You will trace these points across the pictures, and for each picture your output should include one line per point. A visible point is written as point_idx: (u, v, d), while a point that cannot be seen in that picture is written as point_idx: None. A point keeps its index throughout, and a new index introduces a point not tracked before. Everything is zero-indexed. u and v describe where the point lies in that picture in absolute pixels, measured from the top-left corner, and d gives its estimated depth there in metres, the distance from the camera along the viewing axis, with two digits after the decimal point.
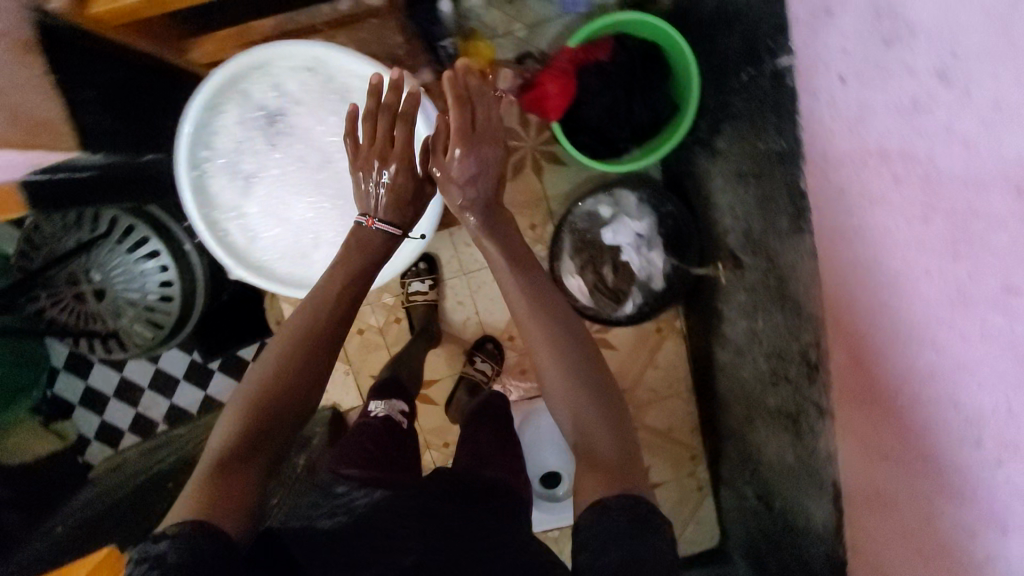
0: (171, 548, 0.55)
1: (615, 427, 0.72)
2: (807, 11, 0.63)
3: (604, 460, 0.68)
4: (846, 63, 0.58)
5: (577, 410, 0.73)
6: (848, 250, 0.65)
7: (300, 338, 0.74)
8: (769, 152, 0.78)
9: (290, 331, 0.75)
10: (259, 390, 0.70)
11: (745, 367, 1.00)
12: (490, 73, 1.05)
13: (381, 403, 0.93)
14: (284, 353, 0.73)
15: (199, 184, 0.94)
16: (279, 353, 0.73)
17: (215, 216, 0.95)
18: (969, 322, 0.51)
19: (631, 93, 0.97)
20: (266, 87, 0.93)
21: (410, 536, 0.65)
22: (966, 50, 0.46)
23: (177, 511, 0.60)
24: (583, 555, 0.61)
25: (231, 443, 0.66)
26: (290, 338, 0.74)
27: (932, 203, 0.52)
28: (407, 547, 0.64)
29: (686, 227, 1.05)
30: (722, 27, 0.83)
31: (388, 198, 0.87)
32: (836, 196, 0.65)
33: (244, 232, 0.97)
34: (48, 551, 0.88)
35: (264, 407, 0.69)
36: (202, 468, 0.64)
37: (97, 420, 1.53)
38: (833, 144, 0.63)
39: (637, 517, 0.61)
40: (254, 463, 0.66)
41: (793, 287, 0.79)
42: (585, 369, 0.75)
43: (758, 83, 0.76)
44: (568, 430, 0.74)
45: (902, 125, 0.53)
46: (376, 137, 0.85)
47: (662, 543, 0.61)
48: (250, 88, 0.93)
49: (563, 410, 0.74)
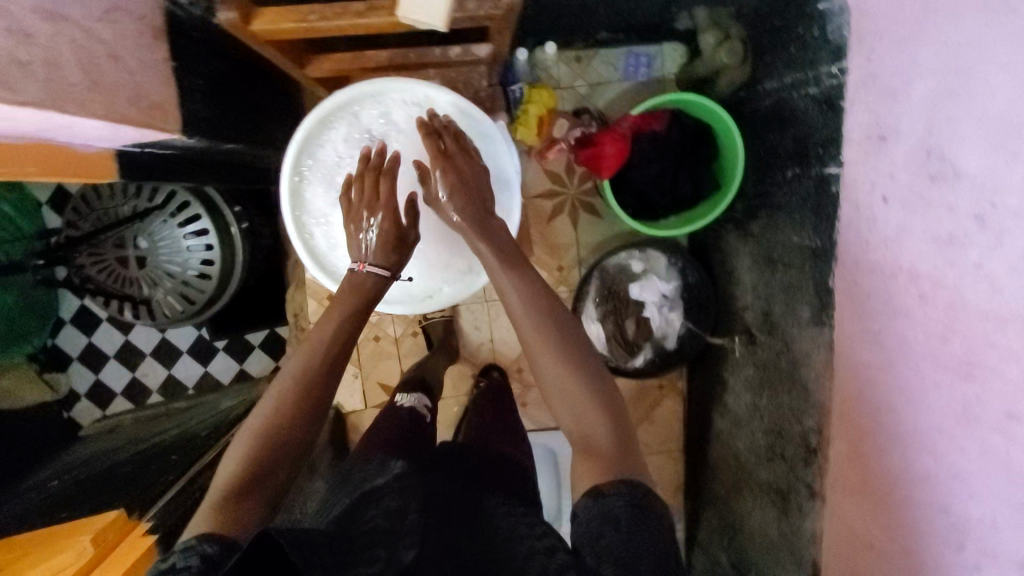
0: (185, 558, 0.55)
1: (615, 418, 0.71)
2: (862, 134, 0.70)
3: (603, 451, 0.68)
4: (891, 187, 0.65)
5: (573, 398, 0.71)
6: (865, 351, 0.71)
7: (320, 362, 0.72)
8: (802, 246, 0.84)
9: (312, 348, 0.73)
10: (281, 414, 0.67)
11: (741, 438, 1.04)
12: (548, 122, 1.13)
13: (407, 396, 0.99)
14: (302, 376, 0.70)
15: (295, 196, 0.87)
16: (294, 375, 0.70)
17: (303, 224, 0.88)
18: (969, 439, 0.58)
19: (679, 165, 1.04)
20: (378, 110, 0.85)
21: (411, 531, 0.64)
22: (1003, 201, 0.53)
23: (197, 522, 0.60)
24: (585, 541, 0.62)
25: (245, 464, 0.64)
26: (310, 361, 0.71)
27: (953, 325, 0.58)
28: (407, 540, 0.63)
29: (706, 297, 1.11)
30: (776, 125, 0.91)
31: (378, 242, 0.81)
32: (861, 299, 0.71)
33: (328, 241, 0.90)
34: (49, 501, 0.89)
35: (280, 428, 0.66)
36: (223, 480, 0.64)
37: (91, 378, 1.52)
38: (866, 253, 0.70)
39: (634, 504, 0.63)
40: (274, 475, 0.65)
41: (804, 373, 0.85)
42: (584, 361, 0.73)
43: (802, 183, 0.83)
44: (564, 418, 0.73)
45: (935, 253, 0.60)
46: (365, 190, 0.83)
47: (660, 527, 0.63)
48: (361, 109, 0.86)
49: (561, 402, 0.72)
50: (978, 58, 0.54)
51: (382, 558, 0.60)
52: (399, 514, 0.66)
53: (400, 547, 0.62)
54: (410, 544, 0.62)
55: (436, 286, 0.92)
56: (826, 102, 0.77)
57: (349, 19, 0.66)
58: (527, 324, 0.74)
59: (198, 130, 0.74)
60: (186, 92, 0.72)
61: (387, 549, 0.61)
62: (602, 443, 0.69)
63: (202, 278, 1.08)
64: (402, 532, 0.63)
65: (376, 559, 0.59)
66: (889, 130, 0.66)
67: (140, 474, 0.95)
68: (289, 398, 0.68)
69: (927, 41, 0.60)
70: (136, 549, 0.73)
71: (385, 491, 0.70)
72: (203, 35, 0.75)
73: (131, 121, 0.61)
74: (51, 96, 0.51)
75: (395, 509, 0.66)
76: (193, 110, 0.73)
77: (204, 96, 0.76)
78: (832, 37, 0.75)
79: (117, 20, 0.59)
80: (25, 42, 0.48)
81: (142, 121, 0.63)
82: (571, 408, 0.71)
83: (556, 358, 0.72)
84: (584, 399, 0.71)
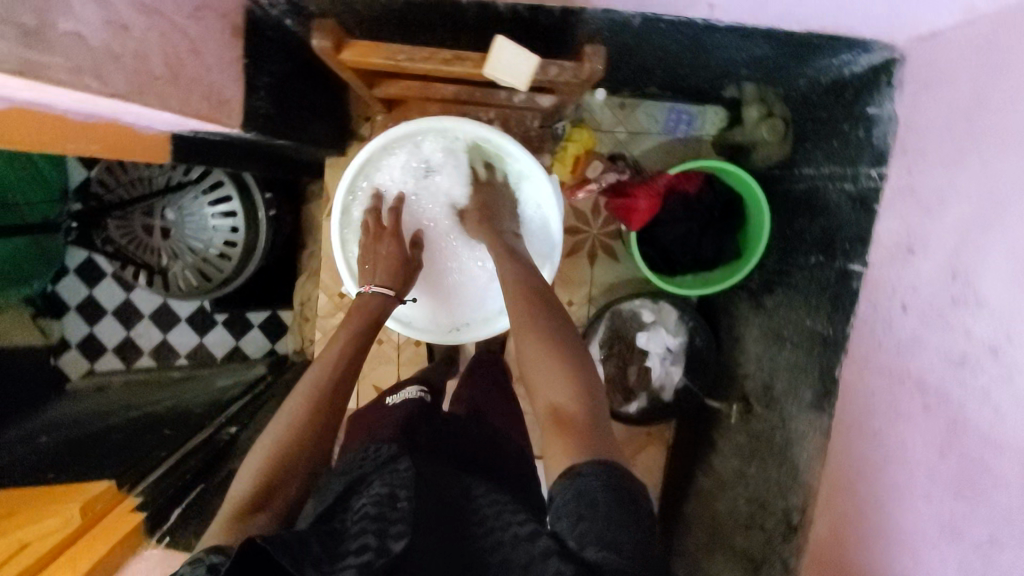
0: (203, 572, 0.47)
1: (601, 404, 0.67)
2: (891, 243, 0.74)
3: (578, 421, 0.65)
4: (912, 297, 0.68)
5: (559, 377, 0.68)
6: (862, 446, 0.74)
7: (329, 379, 0.72)
8: (814, 331, 0.88)
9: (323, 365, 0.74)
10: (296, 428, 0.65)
11: (721, 500, 1.07)
12: (583, 163, 1.14)
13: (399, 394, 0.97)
14: (314, 391, 0.70)
15: (347, 213, 0.90)
16: (306, 393, 0.70)
17: (348, 241, 0.90)
18: (951, 553, 0.58)
19: (705, 228, 1.08)
20: (439, 144, 0.87)
21: (404, 520, 0.53)
22: (1015, 335, 0.54)
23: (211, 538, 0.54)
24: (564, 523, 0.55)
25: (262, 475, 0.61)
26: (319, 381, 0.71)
27: (953, 441, 0.60)
28: (397, 529, 0.52)
29: (711, 360, 1.14)
30: (806, 210, 0.95)
31: (384, 265, 0.85)
32: (866, 397, 0.75)
33: None
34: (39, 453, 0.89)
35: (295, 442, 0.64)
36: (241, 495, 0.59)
37: (85, 331, 1.46)
38: (878, 354, 0.73)
39: (616, 485, 0.57)
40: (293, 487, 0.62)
41: (796, 452, 0.87)
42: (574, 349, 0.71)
43: (824, 272, 0.87)
44: (550, 395, 0.69)
45: (947, 369, 0.62)
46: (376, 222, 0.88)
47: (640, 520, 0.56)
48: (423, 140, 0.88)
49: (547, 379, 0.69)
50: (1010, 193, 0.55)
51: (371, 548, 0.49)
52: (390, 501, 0.56)
53: (389, 536, 0.51)
54: (399, 533, 0.51)
55: (461, 317, 0.95)
56: (861, 202, 0.80)
57: (435, 64, 0.73)
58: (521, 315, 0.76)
59: (255, 126, 0.76)
60: (251, 90, 0.74)
61: (375, 537, 0.50)
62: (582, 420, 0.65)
63: (222, 257, 1.09)
64: (392, 519, 0.53)
65: (364, 548, 0.49)
66: (918, 243, 0.69)
67: (133, 443, 0.94)
68: (302, 411, 0.67)
69: (968, 164, 0.62)
70: (122, 528, 0.76)
71: (377, 483, 0.61)
72: (275, 33, 0.77)
73: (199, 116, 0.62)
74: (137, 89, 0.52)
75: (385, 495, 0.57)
76: (254, 107, 0.75)
77: (267, 94, 0.78)
78: (877, 142, 0.78)
79: (205, 17, 0.61)
80: (122, 35, 0.49)
81: (209, 116, 0.64)
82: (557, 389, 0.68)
83: (543, 346, 0.72)
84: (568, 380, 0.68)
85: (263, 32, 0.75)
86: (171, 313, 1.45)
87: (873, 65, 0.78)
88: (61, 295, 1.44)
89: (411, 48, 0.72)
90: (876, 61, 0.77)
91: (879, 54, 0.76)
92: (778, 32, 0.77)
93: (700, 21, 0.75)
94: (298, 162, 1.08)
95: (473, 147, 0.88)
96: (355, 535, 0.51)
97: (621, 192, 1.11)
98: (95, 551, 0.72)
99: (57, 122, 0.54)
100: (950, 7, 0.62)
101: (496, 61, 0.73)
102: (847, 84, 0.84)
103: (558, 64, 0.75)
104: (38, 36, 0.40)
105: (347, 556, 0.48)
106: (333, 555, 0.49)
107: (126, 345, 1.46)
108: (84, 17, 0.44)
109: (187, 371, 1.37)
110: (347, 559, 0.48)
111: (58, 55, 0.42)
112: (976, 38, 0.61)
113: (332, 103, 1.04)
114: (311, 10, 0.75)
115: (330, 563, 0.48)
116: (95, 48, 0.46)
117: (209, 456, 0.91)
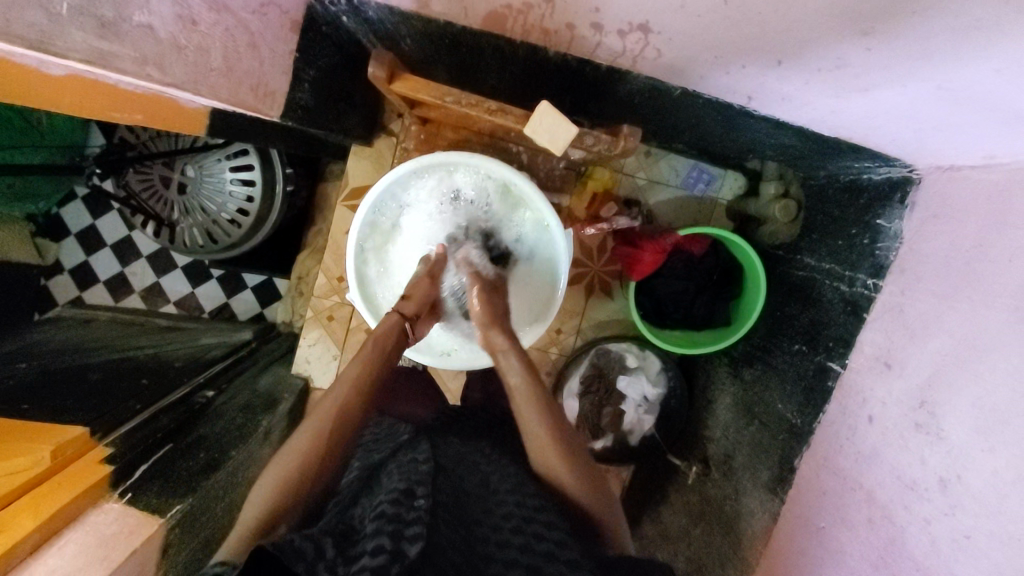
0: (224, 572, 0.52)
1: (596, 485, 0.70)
2: (870, 354, 0.77)
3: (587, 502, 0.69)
4: (880, 411, 0.72)
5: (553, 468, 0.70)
6: (805, 539, 0.78)
7: (337, 409, 0.72)
8: (783, 415, 0.91)
9: (330, 397, 0.73)
10: (305, 454, 0.66)
11: (662, 551, 1.10)
12: (597, 200, 1.20)
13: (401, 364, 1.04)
14: (323, 419, 0.70)
15: (369, 225, 0.91)
16: (315, 426, 0.69)
17: (364, 253, 0.91)
18: None
19: (701, 290, 1.12)
20: (471, 178, 0.89)
21: (420, 520, 0.54)
22: (965, 478, 0.58)
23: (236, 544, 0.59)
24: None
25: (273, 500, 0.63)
26: (328, 411, 0.71)
27: (888, 558, 0.64)
28: (412, 531, 0.52)
29: (681, 415, 1.18)
30: (799, 297, 0.99)
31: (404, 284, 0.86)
32: (818, 493, 0.78)
33: (379, 270, 0.93)
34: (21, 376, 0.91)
35: (299, 469, 0.65)
36: (264, 497, 0.63)
37: (81, 258, 1.45)
38: (837, 456, 0.77)
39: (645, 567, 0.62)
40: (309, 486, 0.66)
41: (742, 526, 0.91)
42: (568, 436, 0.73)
43: (804, 362, 0.91)
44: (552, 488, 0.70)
45: (896, 489, 0.66)
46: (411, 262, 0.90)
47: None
48: (456, 170, 0.89)
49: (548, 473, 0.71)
50: (989, 347, 0.59)
51: (386, 551, 0.50)
52: (407, 499, 0.57)
53: (405, 539, 0.51)
54: (414, 536, 0.52)
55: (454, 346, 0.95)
56: (852, 306, 0.84)
57: (480, 112, 0.76)
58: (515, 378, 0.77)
59: (293, 116, 0.78)
60: (296, 82, 0.76)
61: (389, 538, 0.51)
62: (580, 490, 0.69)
63: (233, 223, 1.11)
64: (408, 521, 0.53)
65: (378, 550, 0.50)
66: (896, 361, 0.72)
67: (110, 388, 0.95)
68: (314, 442, 0.68)
69: (957, 304, 0.65)
70: (91, 475, 0.78)
71: (394, 478, 0.62)
72: (331, 29, 0.78)
73: (245, 107, 0.64)
74: (192, 79, 0.54)
75: (402, 493, 0.57)
76: (296, 98, 0.77)
77: (310, 86, 0.79)
78: (879, 254, 0.81)
79: (268, 13, 0.62)
80: (189, 28, 0.51)
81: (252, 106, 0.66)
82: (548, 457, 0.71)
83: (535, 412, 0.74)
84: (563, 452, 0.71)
85: (320, 30, 0.76)
86: (169, 259, 1.46)
87: (891, 178, 0.81)
88: (65, 219, 1.44)
89: (459, 93, 0.76)
90: (893, 175, 0.81)
91: (898, 170, 0.79)
92: (808, 130, 0.79)
93: (737, 106, 0.77)
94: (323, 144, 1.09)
95: (503, 187, 0.90)
96: (371, 535, 0.52)
97: (632, 242, 1.15)
98: (62, 495, 0.75)
99: (110, 93, 0.56)
100: (970, 150, 0.65)
101: (538, 123, 0.74)
102: (863, 189, 0.87)
103: (595, 136, 0.78)
104: (111, 27, 0.44)
105: (362, 558, 0.50)
106: (348, 558, 0.51)
107: (118, 281, 1.46)
108: (158, 11, 0.47)
109: (176, 320, 1.38)
110: (362, 560, 0.50)
111: (126, 45, 0.46)
112: (987, 184, 0.65)
113: (370, 97, 1.05)
114: (369, 15, 0.76)
115: (344, 566, 0.50)
116: (162, 40, 0.49)
117: (180, 417, 0.95)
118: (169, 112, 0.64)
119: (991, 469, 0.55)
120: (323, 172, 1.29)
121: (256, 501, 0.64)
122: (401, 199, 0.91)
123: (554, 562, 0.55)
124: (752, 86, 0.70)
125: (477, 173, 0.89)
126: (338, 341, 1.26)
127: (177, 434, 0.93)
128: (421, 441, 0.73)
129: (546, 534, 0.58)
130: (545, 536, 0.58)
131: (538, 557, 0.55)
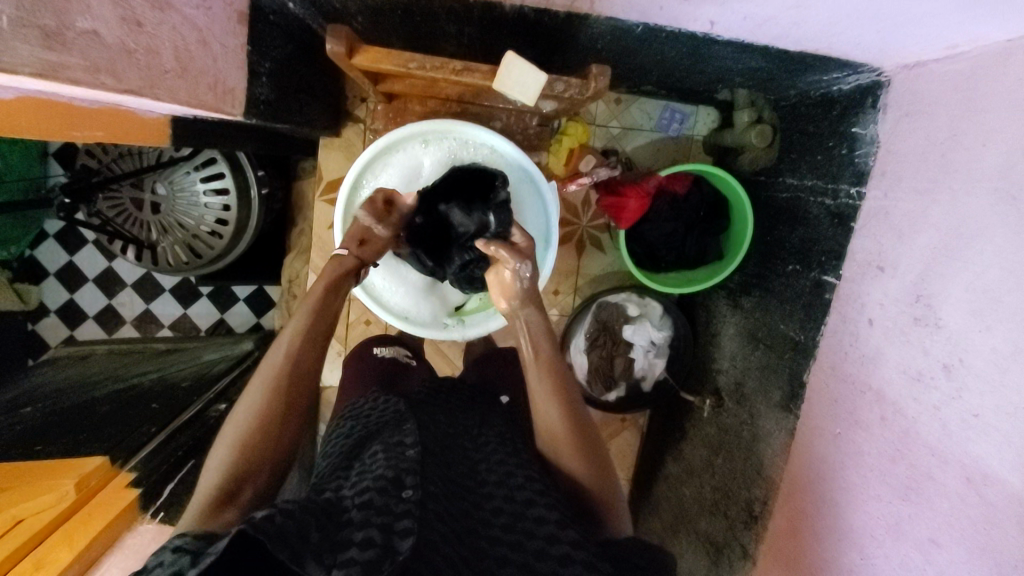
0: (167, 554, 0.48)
1: (606, 482, 0.71)
2: (863, 262, 0.78)
3: (602, 494, 0.70)
4: (878, 313, 0.73)
5: (583, 465, 0.70)
6: (823, 448, 0.80)
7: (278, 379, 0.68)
8: (785, 335, 0.94)
9: (276, 360, 0.70)
10: (252, 424, 0.64)
11: (688, 486, 1.13)
12: (577, 156, 1.14)
13: (387, 347, 1.04)
14: (272, 383, 0.68)
15: (349, 205, 0.92)
16: (261, 398, 0.66)
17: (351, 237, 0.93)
18: (895, 552, 0.64)
19: (690, 229, 1.13)
20: (451, 150, 0.93)
21: (409, 511, 0.51)
22: (967, 361, 0.59)
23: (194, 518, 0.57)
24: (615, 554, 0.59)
25: (228, 472, 0.61)
26: (275, 380, 0.68)
27: (904, 450, 0.66)
28: (402, 525, 0.49)
29: (687, 353, 1.21)
30: (786, 218, 1.00)
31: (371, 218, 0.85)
32: (829, 402, 0.80)
33: None
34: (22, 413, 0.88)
35: (253, 443, 0.63)
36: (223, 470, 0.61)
37: (65, 296, 1.42)
38: (844, 362, 0.79)
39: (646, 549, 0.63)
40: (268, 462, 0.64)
41: (761, 447, 0.93)
42: (589, 438, 0.73)
43: (801, 280, 0.92)
44: (586, 479, 0.70)
45: (905, 383, 0.67)
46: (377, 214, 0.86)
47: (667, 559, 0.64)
48: (437, 141, 0.92)
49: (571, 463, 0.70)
50: (977, 231, 0.60)
51: (375, 544, 0.47)
52: (394, 489, 0.53)
53: (395, 533, 0.48)
54: (405, 530, 0.49)
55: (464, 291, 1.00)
56: (838, 217, 0.85)
57: (446, 74, 0.77)
58: (542, 376, 0.75)
59: (255, 112, 0.76)
60: (254, 77, 0.74)
61: (380, 531, 0.48)
62: (563, 446, 0.71)
63: (213, 235, 1.10)
64: (397, 513, 0.50)
65: (368, 543, 0.47)
66: (888, 263, 0.73)
67: (122, 416, 0.93)
68: (258, 415, 0.65)
69: (940, 196, 0.66)
70: (116, 507, 0.80)
71: (378, 464, 0.58)
72: (278, 16, 0.76)
73: (203, 106, 0.63)
74: (147, 83, 0.54)
75: (389, 482, 0.54)
76: (255, 93, 0.75)
77: (268, 79, 0.77)
78: (858, 161, 0.82)
79: (212, 6, 0.62)
80: (135, 30, 0.51)
81: (212, 105, 0.65)
82: (546, 416, 0.73)
83: (547, 385, 0.74)
84: (579, 457, 0.71)
85: (265, 19, 0.74)
86: (156, 283, 1.43)
87: (861, 85, 0.82)
88: (41, 260, 1.40)
89: (423, 58, 0.76)
90: (863, 81, 0.81)
91: (867, 76, 0.80)
92: (774, 49, 0.79)
93: (700, 34, 0.77)
94: (292, 140, 1.07)
95: (485, 155, 0.93)
96: (358, 525, 0.49)
97: (614, 191, 1.13)
98: (89, 529, 0.76)
99: (65, 110, 0.55)
100: (933, 43, 0.65)
101: (506, 79, 0.77)
102: (835, 101, 0.87)
103: (565, 81, 0.78)
104: (57, 38, 0.42)
105: (350, 548, 0.47)
106: (334, 544, 0.47)
107: (108, 313, 1.44)
108: (101, 16, 0.46)
109: (170, 341, 1.37)
110: (350, 552, 0.46)
111: (75, 54, 0.44)
112: (955, 74, 0.66)
113: (328, 83, 1.03)
114: None
115: (331, 554, 0.46)
116: (110, 45, 0.48)
117: (198, 434, 0.95)
118: (129, 126, 0.63)
119: (992, 348, 0.56)
120: (295, 170, 1.26)
121: (206, 481, 0.61)
122: (382, 179, 0.93)
123: (545, 560, 0.53)
124: (712, 9, 0.69)
125: (460, 144, 0.93)
126: (339, 337, 1.23)
127: (198, 450, 0.94)
128: (404, 422, 0.68)
129: (537, 531, 0.56)
130: (536, 535, 0.55)
131: (528, 555, 0.53)
